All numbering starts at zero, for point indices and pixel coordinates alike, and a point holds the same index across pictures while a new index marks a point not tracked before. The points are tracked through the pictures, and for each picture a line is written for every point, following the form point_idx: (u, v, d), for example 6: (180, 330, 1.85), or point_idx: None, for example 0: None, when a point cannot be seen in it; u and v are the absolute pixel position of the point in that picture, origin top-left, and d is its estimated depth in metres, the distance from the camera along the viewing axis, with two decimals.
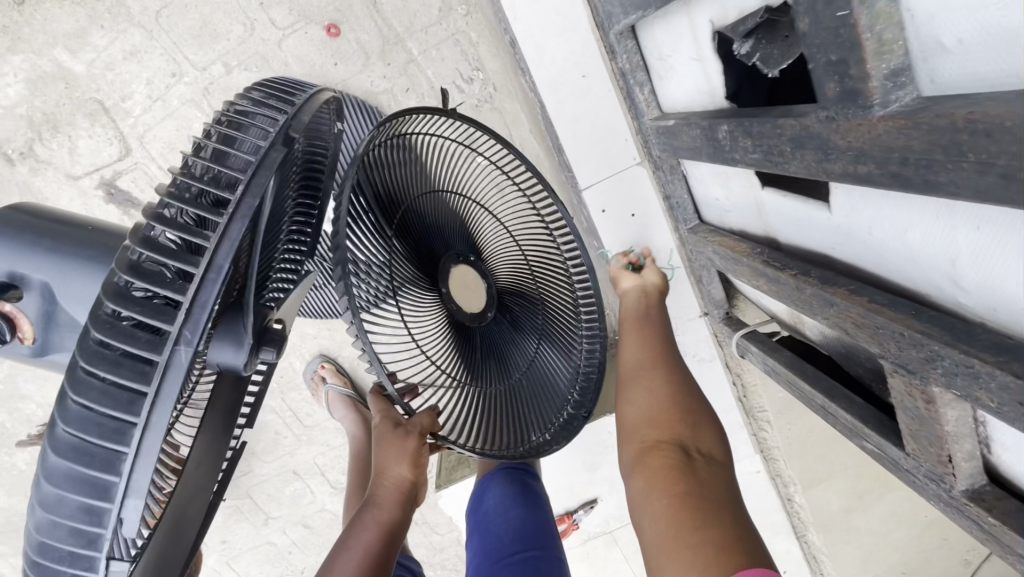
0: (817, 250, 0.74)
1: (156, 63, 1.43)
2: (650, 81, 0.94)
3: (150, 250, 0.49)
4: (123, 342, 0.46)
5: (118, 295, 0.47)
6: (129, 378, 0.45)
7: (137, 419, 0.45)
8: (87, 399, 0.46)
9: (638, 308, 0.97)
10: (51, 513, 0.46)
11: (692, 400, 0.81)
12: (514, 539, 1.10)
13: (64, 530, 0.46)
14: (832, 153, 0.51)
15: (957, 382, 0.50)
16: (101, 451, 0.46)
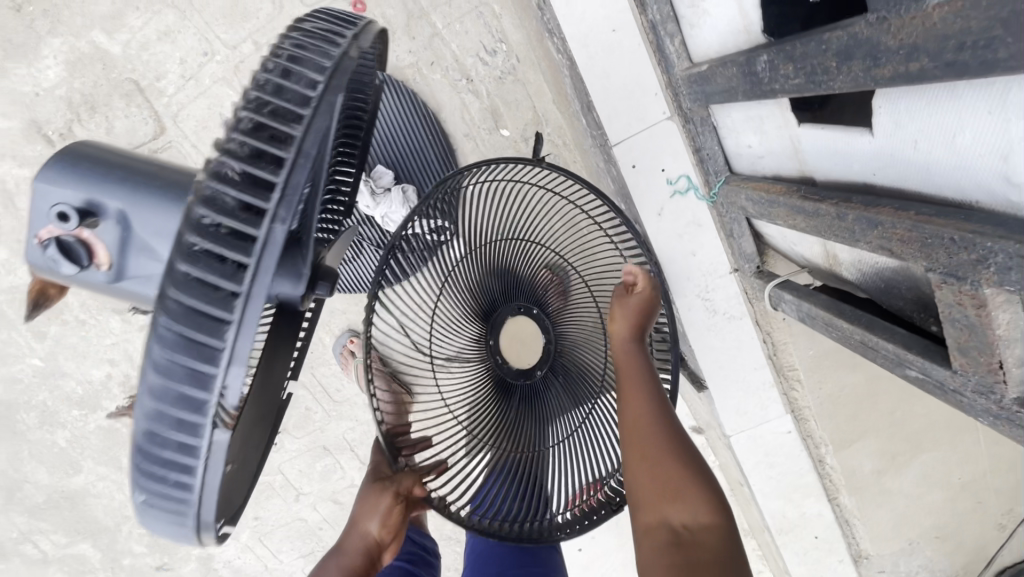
0: (857, 179, 0.75)
1: (189, 42, 1.47)
2: (681, 32, 0.96)
3: (245, 135, 0.52)
4: (226, 218, 0.49)
5: (220, 177, 0.51)
6: (220, 280, 0.48)
7: (239, 288, 0.48)
8: (175, 301, 0.49)
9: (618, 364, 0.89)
10: (152, 422, 0.51)
11: (681, 469, 0.76)
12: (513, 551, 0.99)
13: (164, 438, 0.51)
14: (882, 57, 0.53)
15: (1011, 277, 0.51)
16: (190, 354, 0.48)
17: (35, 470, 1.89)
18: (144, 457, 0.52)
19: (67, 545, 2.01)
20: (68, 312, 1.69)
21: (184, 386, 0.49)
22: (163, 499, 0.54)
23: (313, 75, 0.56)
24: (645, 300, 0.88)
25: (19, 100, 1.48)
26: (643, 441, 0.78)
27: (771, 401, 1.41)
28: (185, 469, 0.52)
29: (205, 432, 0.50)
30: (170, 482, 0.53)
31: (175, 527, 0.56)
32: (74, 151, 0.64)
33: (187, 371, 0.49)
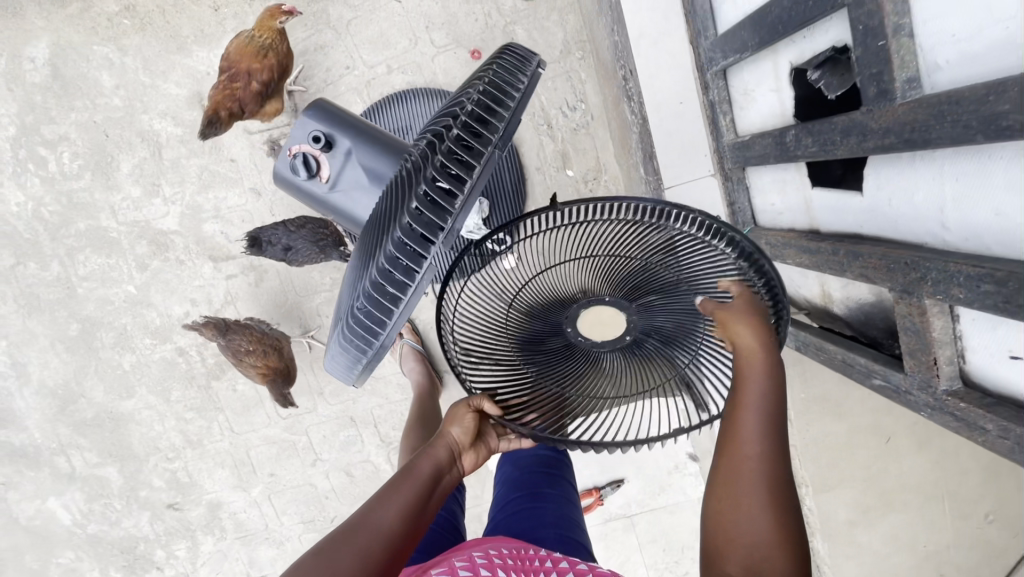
0: (849, 230, 1.03)
1: (337, 57, 1.84)
2: (732, 112, 1.28)
3: (470, 114, 0.76)
4: (449, 165, 0.72)
5: (455, 139, 0.74)
6: (457, 169, 0.72)
7: (468, 178, 0.72)
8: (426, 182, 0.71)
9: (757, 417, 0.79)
10: (386, 258, 0.71)
11: (770, 525, 0.73)
12: (541, 475, 1.09)
13: (393, 268, 0.71)
14: (868, 135, 0.82)
15: (940, 286, 0.77)
16: (429, 211, 0.70)
17: (93, 387, 2.09)
18: (371, 285, 0.72)
19: (96, 466, 2.17)
20: (171, 251, 1.97)
21: (405, 260, 0.71)
22: (365, 318, 0.75)
23: (516, 82, 0.79)
24: (750, 303, 0.82)
25: (192, 75, 1.84)
26: (734, 484, 0.76)
27: None
28: (374, 330, 0.76)
29: (425, 264, 0.71)
30: (380, 302, 0.73)
31: (349, 361, 0.82)
32: (324, 104, 0.96)
33: (403, 260, 0.70)
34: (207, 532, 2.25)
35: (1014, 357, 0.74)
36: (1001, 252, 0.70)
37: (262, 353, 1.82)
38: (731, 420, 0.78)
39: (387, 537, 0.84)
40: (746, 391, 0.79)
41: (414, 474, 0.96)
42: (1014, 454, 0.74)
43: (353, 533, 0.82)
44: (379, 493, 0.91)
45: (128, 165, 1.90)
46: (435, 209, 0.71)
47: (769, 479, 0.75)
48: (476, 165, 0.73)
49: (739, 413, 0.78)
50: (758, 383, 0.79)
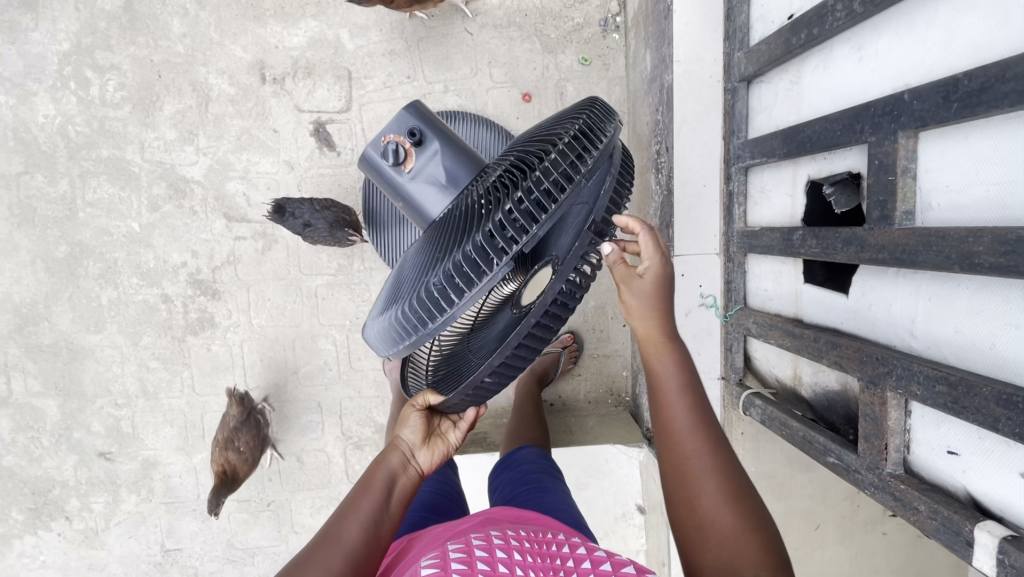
0: (830, 323, 1.20)
1: (401, 66, 1.97)
2: (745, 205, 1.47)
3: (567, 143, 0.89)
4: (542, 179, 0.84)
5: (552, 159, 0.86)
6: (551, 186, 0.84)
7: (559, 196, 0.84)
8: (522, 191, 0.83)
9: (683, 405, 0.96)
10: (475, 247, 0.81)
11: (719, 494, 0.89)
12: (541, 475, 1.22)
13: (478, 255, 0.81)
14: (866, 247, 0.99)
15: (903, 382, 0.93)
16: (522, 216, 0.82)
17: (62, 314, 2.02)
18: (455, 268, 0.82)
19: (37, 395, 2.06)
20: (188, 201, 1.98)
21: (491, 251, 0.81)
22: (436, 294, 0.83)
23: (605, 129, 0.94)
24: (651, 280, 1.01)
25: (260, 44, 1.93)
26: (686, 465, 0.92)
27: None
28: (436, 309, 0.84)
29: (506, 258, 0.81)
30: (456, 282, 0.82)
31: (399, 335, 0.89)
32: (420, 104, 1.06)
33: (491, 249, 0.81)
34: (132, 490, 2.14)
35: (952, 451, 0.90)
36: (955, 363, 0.87)
37: (244, 459, 1.92)
38: (663, 414, 0.97)
39: (354, 547, 0.96)
40: (663, 381, 0.98)
41: (371, 485, 1.05)
42: (938, 533, 0.89)
43: (320, 552, 0.94)
44: (343, 508, 1.02)
45: (172, 108, 1.94)
46: (525, 213, 0.82)
47: (706, 456, 0.92)
48: (567, 185, 0.85)
49: (666, 404, 0.97)
50: (670, 373, 0.98)
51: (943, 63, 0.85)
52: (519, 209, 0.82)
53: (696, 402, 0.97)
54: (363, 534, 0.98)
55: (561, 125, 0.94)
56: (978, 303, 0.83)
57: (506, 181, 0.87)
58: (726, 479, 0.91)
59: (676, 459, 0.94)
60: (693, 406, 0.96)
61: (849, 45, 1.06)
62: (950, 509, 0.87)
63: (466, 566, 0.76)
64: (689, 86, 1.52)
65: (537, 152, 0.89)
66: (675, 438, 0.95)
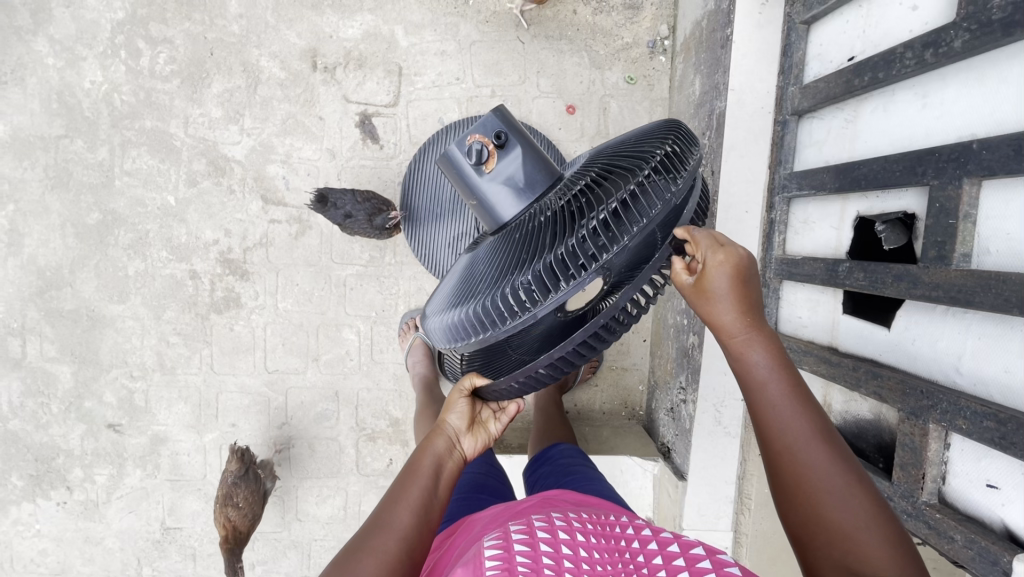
0: (868, 354, 1.25)
1: (451, 67, 2.01)
2: (785, 233, 1.53)
3: (659, 162, 0.91)
4: (635, 193, 0.87)
5: (644, 174, 0.89)
6: (640, 201, 0.87)
7: (647, 213, 0.87)
8: (614, 202, 0.86)
9: (780, 391, 0.91)
10: (566, 251, 0.83)
11: (838, 491, 0.86)
12: (583, 466, 1.25)
13: (568, 259, 0.84)
14: (919, 284, 1.04)
15: (947, 415, 0.98)
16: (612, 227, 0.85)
17: (86, 281, 2.00)
18: (542, 269, 0.84)
19: (51, 360, 2.04)
20: (227, 179, 1.99)
21: (581, 256, 0.83)
22: (521, 293, 0.85)
23: (689, 153, 0.98)
24: (729, 269, 0.92)
25: (315, 32, 1.95)
26: (798, 461, 0.88)
27: (725, 515, 1.74)
28: (517, 309, 0.86)
29: (595, 264, 0.84)
30: (543, 284, 0.84)
31: (475, 330, 0.91)
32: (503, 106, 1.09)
33: (582, 254, 0.83)
34: (138, 465, 2.11)
35: (991, 485, 0.94)
36: (1004, 402, 0.92)
37: (243, 515, 1.91)
38: (759, 402, 0.92)
39: (407, 532, 0.99)
40: (754, 367, 0.93)
41: (418, 470, 1.08)
42: (974, 562, 0.93)
43: (375, 534, 0.97)
44: (392, 493, 1.04)
45: (221, 86, 1.95)
46: (615, 224, 0.85)
47: (810, 448, 0.88)
48: (656, 201, 0.88)
49: (760, 391, 0.92)
50: (759, 359, 0.93)
51: (1012, 119, 0.91)
52: (611, 220, 0.85)
53: (794, 389, 0.92)
54: (414, 517, 1.01)
55: (647, 143, 0.98)
56: None
57: (597, 192, 0.89)
58: (833, 471, 0.87)
59: (781, 453, 0.90)
60: (792, 396, 0.91)
61: (913, 92, 1.12)
62: (988, 540, 0.91)
63: (528, 549, 0.78)
64: (740, 115, 1.57)
65: (626, 165, 0.92)
66: (779, 430, 0.90)
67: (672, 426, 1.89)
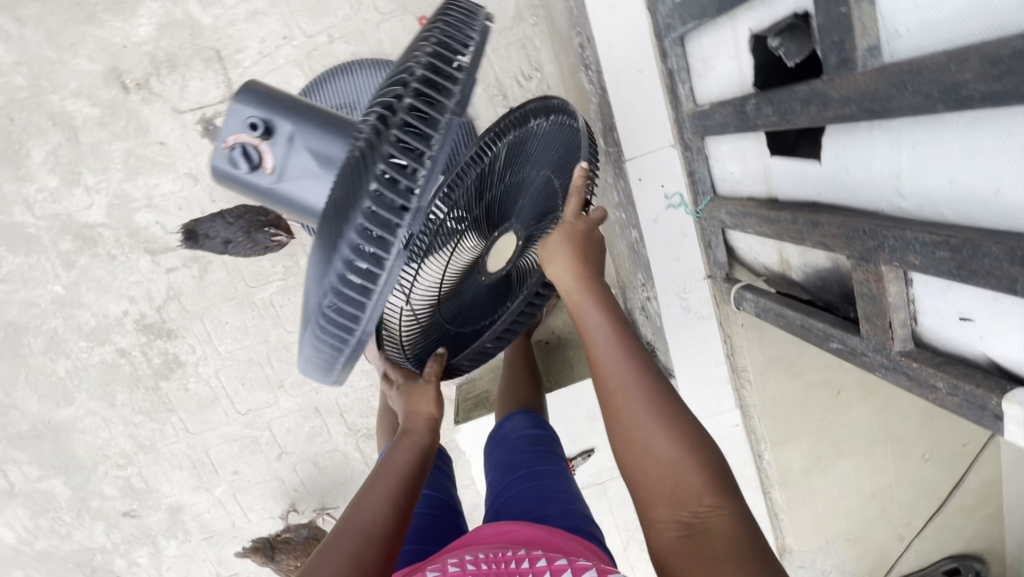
0: (808, 197, 1.05)
1: (271, 26, 1.69)
2: (690, 80, 1.26)
3: (424, 74, 0.71)
4: (427, 89, 0.70)
5: (407, 105, 0.68)
6: (416, 143, 0.67)
7: (428, 151, 0.67)
8: (378, 164, 0.65)
9: (617, 346, 0.98)
10: (351, 245, 0.66)
11: (656, 428, 0.90)
12: (535, 459, 1.05)
13: (363, 252, 0.66)
14: (830, 104, 0.82)
15: (897, 253, 0.80)
16: (392, 192, 0.66)
17: (26, 397, 1.92)
18: (337, 273, 0.67)
19: (38, 479, 2.02)
20: (102, 246, 1.80)
21: (370, 246, 0.66)
22: (341, 311, 0.70)
23: (466, 36, 0.76)
24: (567, 236, 1.06)
25: (106, 48, 1.65)
26: (624, 407, 0.93)
27: (725, 395, 1.65)
28: (370, 276, 0.68)
29: (394, 245, 0.67)
30: (354, 287, 0.69)
31: (328, 361, 0.77)
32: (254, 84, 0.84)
33: (369, 242, 0.66)
34: (170, 536, 2.16)
35: (964, 317, 0.78)
36: (954, 219, 0.73)
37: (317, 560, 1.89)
38: (594, 358, 1.00)
39: (370, 530, 0.90)
40: (589, 327, 1.02)
41: (386, 472, 1.03)
42: (962, 408, 0.79)
43: (337, 536, 0.89)
44: (357, 497, 0.98)
45: (41, 153, 1.71)
46: (396, 187, 0.66)
47: (642, 394, 0.93)
48: (435, 133, 0.68)
49: (595, 349, 1.00)
50: (593, 319, 1.02)
51: None
52: (412, 132, 0.68)
53: (627, 344, 0.99)
54: (384, 515, 0.94)
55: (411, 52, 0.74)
56: (972, 143, 0.67)
57: (368, 136, 0.68)
58: (670, 421, 0.90)
59: (611, 399, 0.96)
60: (624, 351, 0.98)
61: None
62: (972, 382, 0.76)
63: None
64: None
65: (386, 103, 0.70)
66: (611, 383, 0.96)
67: (648, 324, 1.74)
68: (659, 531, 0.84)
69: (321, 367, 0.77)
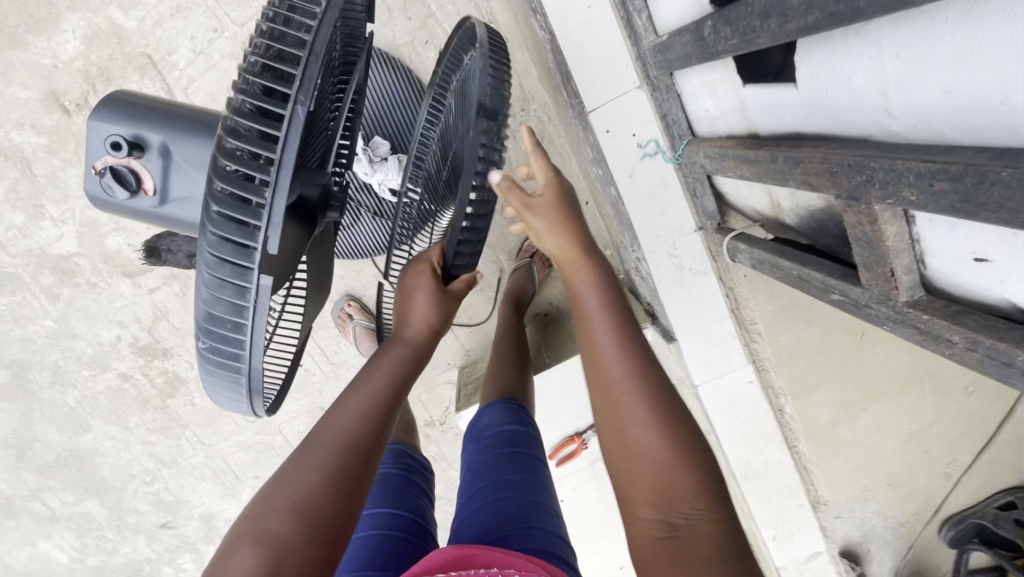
0: (788, 129, 0.89)
1: (200, 19, 1.58)
2: (646, 8, 1.10)
3: (265, 56, 0.60)
4: (270, 85, 0.59)
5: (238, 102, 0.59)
6: (258, 150, 0.58)
7: (273, 157, 0.58)
8: (219, 181, 0.58)
9: (611, 333, 0.94)
10: (212, 275, 0.60)
11: (646, 421, 0.85)
12: (507, 464, 1.01)
13: (223, 286, 0.60)
14: (790, 14, 0.66)
15: (889, 189, 0.64)
16: (242, 212, 0.58)
17: (46, 429, 1.98)
18: (206, 306, 0.62)
19: (75, 503, 2.10)
20: (81, 275, 1.78)
21: (231, 279, 0.59)
22: (222, 346, 0.64)
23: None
24: (557, 204, 1.07)
25: (38, 71, 1.57)
26: (618, 398, 0.88)
27: (735, 352, 1.52)
28: (238, 310, 0.61)
29: (252, 276, 0.59)
30: (228, 324, 0.62)
31: (232, 398, 0.70)
32: (115, 98, 0.76)
33: (230, 272, 0.59)
34: (208, 542, 2.23)
35: (980, 258, 0.63)
36: (956, 140, 0.58)
37: None
38: (590, 344, 0.95)
39: (349, 442, 0.84)
40: (587, 310, 0.98)
41: (369, 387, 0.95)
42: (984, 366, 0.65)
43: (308, 451, 0.82)
44: (334, 406, 0.91)
45: (0, 191, 1.67)
46: (244, 203, 0.58)
47: (637, 386, 0.88)
48: (277, 133, 0.58)
49: (592, 335, 0.95)
50: (592, 303, 0.98)
51: None
52: (254, 136, 0.59)
53: (625, 333, 0.95)
54: (359, 426, 0.87)
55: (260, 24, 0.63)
56: (969, 37, 0.51)
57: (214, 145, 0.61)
58: (665, 417, 0.85)
59: (601, 387, 0.91)
60: (620, 339, 0.93)
61: None
62: (995, 337, 0.62)
63: None
64: None
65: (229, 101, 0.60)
66: (606, 369, 0.91)
67: (644, 285, 1.62)
68: (641, 531, 0.78)
69: (227, 402, 0.71)
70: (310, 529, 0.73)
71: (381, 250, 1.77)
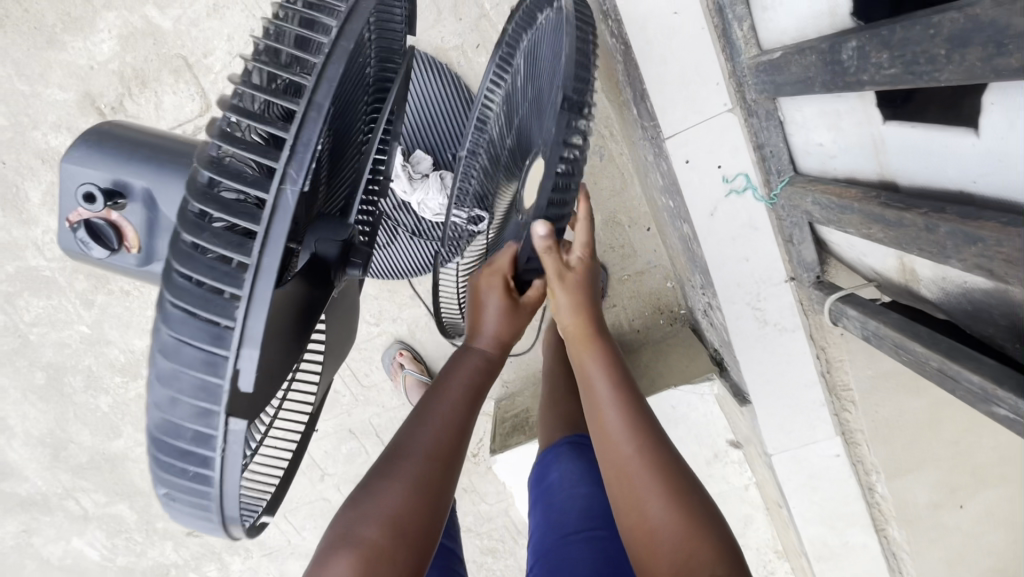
0: (947, 188, 0.67)
1: (237, 19, 1.47)
2: (750, 16, 0.89)
3: (241, 118, 0.48)
4: (253, 156, 0.47)
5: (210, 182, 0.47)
6: (226, 250, 0.46)
7: (248, 260, 0.45)
8: (175, 291, 0.47)
9: (619, 407, 0.82)
10: (170, 417, 0.48)
11: (658, 496, 0.73)
12: (582, 556, 0.93)
13: (182, 429, 0.48)
14: (1006, 46, 0.45)
15: None
16: (206, 339, 0.46)
17: (79, 432, 1.96)
18: (164, 448, 0.50)
19: (107, 505, 2.09)
20: (114, 282, 1.74)
21: (192, 422, 0.48)
22: (185, 493, 0.51)
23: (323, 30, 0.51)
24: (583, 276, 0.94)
25: (75, 73, 1.51)
26: (628, 480, 0.76)
27: (820, 421, 1.28)
28: (203, 459, 0.49)
29: (218, 422, 0.47)
30: (189, 473, 0.50)
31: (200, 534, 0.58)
32: (97, 135, 0.64)
33: (188, 415, 0.47)
34: (233, 553, 2.17)
35: None
36: None
37: None
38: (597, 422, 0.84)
39: (432, 451, 0.75)
40: (592, 384, 0.86)
41: (447, 387, 0.83)
42: None
43: (394, 457, 0.74)
44: (414, 413, 0.80)
45: (37, 194, 1.62)
46: (209, 323, 0.46)
47: (649, 461, 0.77)
48: (256, 217, 0.46)
49: (598, 411, 0.84)
50: (598, 376, 0.86)
51: None
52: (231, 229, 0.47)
53: (633, 408, 0.82)
54: (442, 438, 0.76)
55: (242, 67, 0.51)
56: None
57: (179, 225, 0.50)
58: (680, 496, 0.73)
59: (610, 461, 0.80)
60: (628, 413, 0.81)
61: None
62: None
63: None
64: None
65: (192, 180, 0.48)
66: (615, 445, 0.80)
67: (714, 331, 1.41)
68: None
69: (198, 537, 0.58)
70: (398, 537, 0.69)
71: (418, 271, 1.63)
